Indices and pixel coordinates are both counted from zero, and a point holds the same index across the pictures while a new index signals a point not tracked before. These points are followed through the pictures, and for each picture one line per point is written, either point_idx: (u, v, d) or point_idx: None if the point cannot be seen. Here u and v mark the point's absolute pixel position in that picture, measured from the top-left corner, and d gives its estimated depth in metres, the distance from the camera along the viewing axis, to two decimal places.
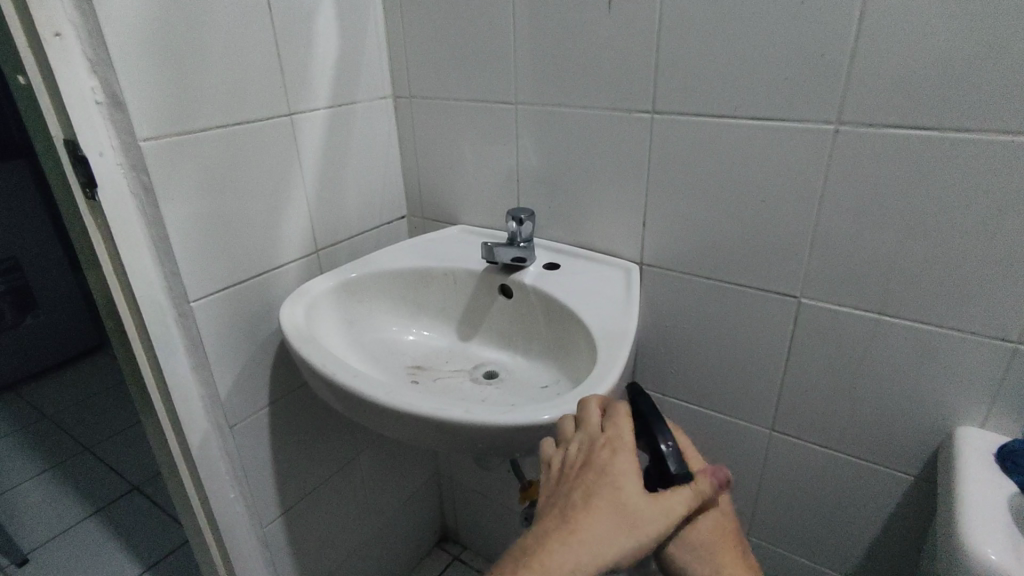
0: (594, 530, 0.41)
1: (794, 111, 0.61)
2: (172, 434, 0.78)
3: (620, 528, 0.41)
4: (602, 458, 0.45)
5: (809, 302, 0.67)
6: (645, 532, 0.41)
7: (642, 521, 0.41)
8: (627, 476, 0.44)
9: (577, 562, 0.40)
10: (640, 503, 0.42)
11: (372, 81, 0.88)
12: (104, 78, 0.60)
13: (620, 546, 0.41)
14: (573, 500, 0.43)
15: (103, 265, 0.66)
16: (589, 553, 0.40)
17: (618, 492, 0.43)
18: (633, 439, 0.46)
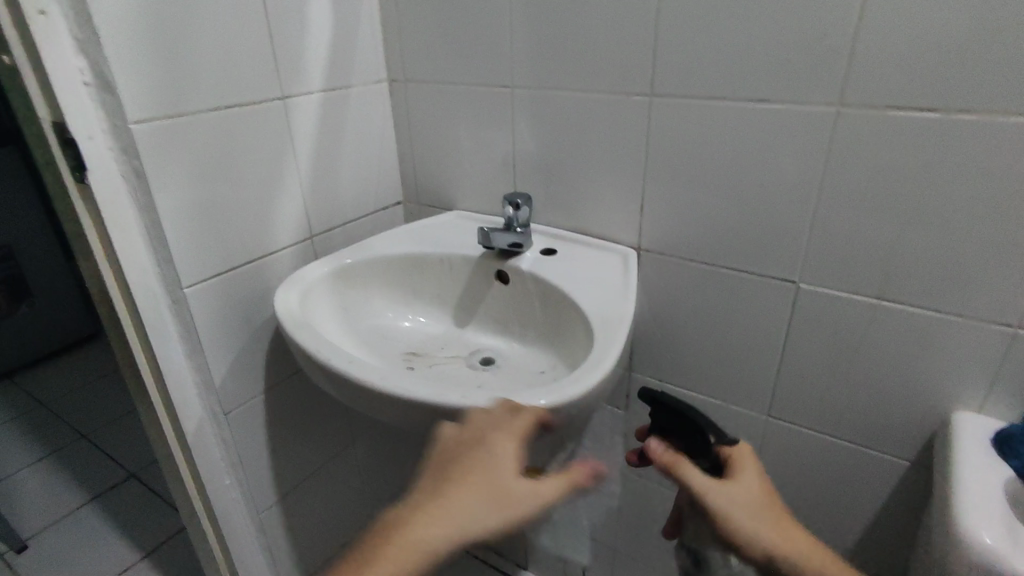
0: (467, 508, 0.47)
1: (795, 93, 0.60)
2: (167, 421, 0.77)
3: (486, 516, 0.47)
4: (492, 443, 0.50)
5: (808, 287, 0.67)
6: (512, 517, 0.47)
7: (513, 507, 0.47)
8: (510, 466, 0.49)
9: (444, 534, 0.46)
10: (515, 491, 0.48)
11: (367, 64, 0.87)
12: (92, 58, 0.59)
13: (487, 526, 0.46)
14: (455, 475, 0.49)
15: (95, 250, 0.65)
16: (457, 529, 0.46)
17: (499, 478, 0.48)
18: (527, 432, 0.51)
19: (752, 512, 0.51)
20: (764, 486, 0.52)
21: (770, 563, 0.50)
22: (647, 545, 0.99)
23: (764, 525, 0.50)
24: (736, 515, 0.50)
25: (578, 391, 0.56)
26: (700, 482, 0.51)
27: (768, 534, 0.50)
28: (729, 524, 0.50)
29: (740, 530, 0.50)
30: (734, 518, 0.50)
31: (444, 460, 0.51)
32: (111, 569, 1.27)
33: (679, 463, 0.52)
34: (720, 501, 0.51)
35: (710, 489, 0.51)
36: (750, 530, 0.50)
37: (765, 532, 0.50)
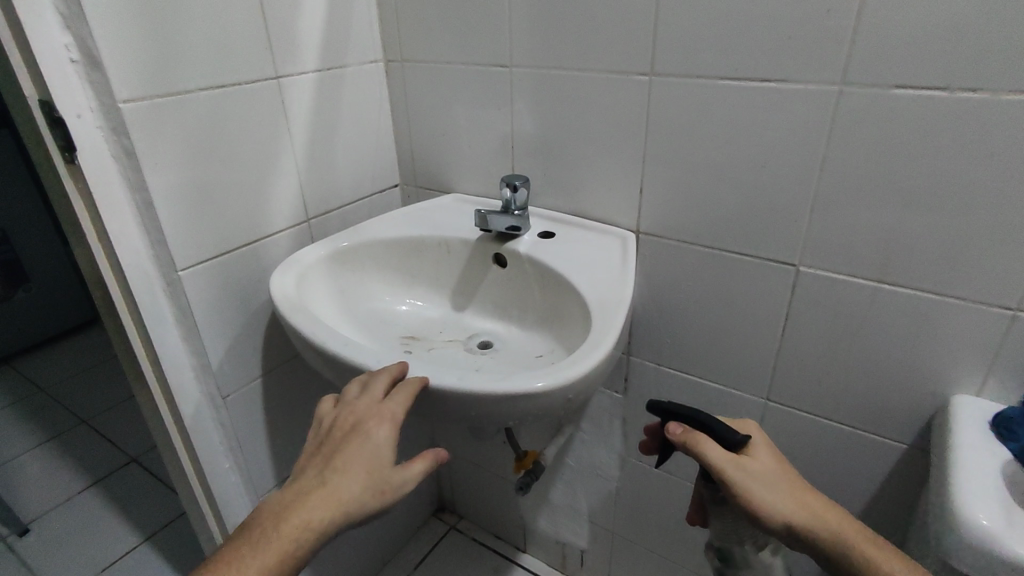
0: (346, 491, 0.50)
1: (798, 72, 0.59)
2: (164, 405, 0.77)
3: (367, 495, 0.51)
4: (368, 427, 0.53)
5: (808, 270, 0.66)
6: (389, 497, 0.52)
7: (388, 486, 0.52)
8: (386, 449, 0.53)
9: (323, 517, 0.49)
10: (388, 471, 0.52)
11: (363, 44, 0.86)
12: (79, 34, 0.57)
13: (363, 506, 0.50)
14: (333, 461, 0.52)
15: (87, 232, 0.64)
16: (335, 512, 0.50)
17: (374, 461, 0.52)
18: (404, 414, 0.54)
19: (773, 482, 0.54)
20: (777, 462, 0.56)
21: (792, 533, 0.52)
22: (645, 528, 0.99)
23: (784, 494, 0.53)
24: (758, 484, 0.53)
25: (576, 373, 0.56)
26: (722, 456, 0.54)
27: (789, 502, 0.52)
28: (753, 493, 0.52)
29: (763, 498, 0.52)
30: (755, 488, 0.53)
31: (323, 448, 0.54)
32: (112, 552, 1.28)
33: (700, 440, 0.55)
34: (742, 472, 0.53)
35: (731, 461, 0.54)
36: (771, 497, 0.52)
37: (785, 499, 0.52)
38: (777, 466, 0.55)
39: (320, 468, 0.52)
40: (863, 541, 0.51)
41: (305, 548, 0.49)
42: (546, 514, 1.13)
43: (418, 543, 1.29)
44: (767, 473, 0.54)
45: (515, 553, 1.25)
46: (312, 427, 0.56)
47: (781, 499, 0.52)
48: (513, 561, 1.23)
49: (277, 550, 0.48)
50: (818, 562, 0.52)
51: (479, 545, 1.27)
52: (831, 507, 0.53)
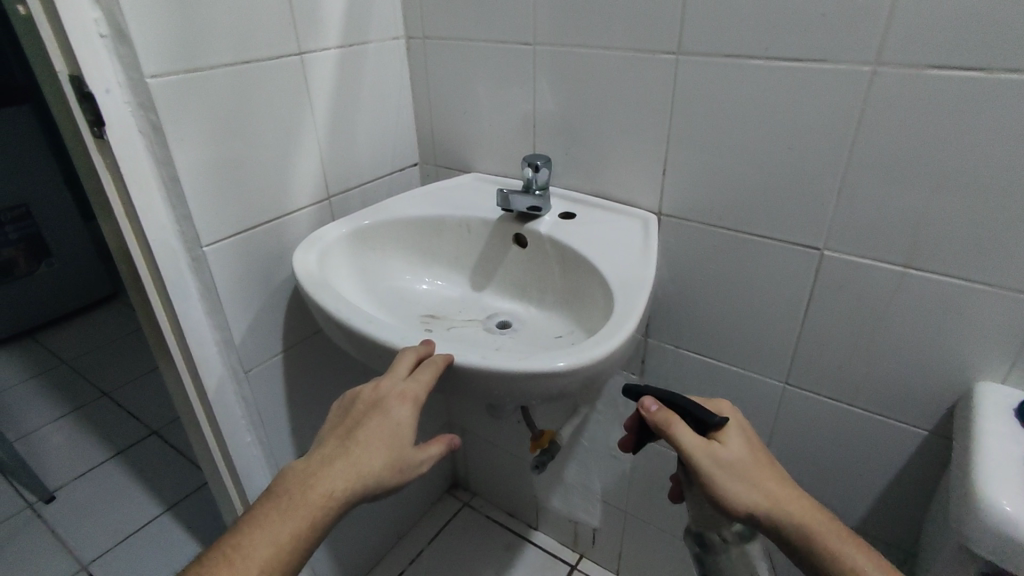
0: (368, 464, 0.51)
1: (831, 51, 0.57)
2: (189, 377, 0.79)
3: (387, 470, 0.52)
4: (389, 404, 0.54)
5: (832, 254, 0.65)
6: (407, 474, 0.53)
7: (407, 463, 0.53)
8: (406, 427, 0.54)
9: (343, 488, 0.50)
10: (407, 449, 0.53)
11: (384, 20, 0.85)
12: (107, 8, 0.57)
13: (382, 481, 0.51)
14: (353, 436, 0.53)
15: (115, 207, 0.65)
16: (354, 484, 0.50)
17: (393, 438, 0.53)
18: (426, 394, 0.55)
19: (742, 469, 0.54)
20: (752, 448, 0.55)
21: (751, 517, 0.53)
22: (659, 509, 1.00)
23: (751, 482, 0.53)
24: (724, 471, 0.53)
25: (598, 354, 0.56)
26: (692, 441, 0.54)
27: (755, 491, 0.53)
28: (718, 480, 0.53)
29: (727, 486, 0.53)
30: (722, 476, 0.53)
31: (345, 421, 0.55)
32: (135, 521, 1.32)
33: (671, 423, 0.55)
34: (710, 460, 0.54)
35: (701, 447, 0.54)
36: (736, 485, 0.53)
37: (751, 488, 0.53)
38: (753, 452, 0.55)
39: (340, 442, 0.53)
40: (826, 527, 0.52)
41: (326, 518, 0.50)
42: (559, 493, 1.15)
43: (432, 519, 1.31)
44: (739, 461, 0.54)
45: (527, 531, 1.27)
46: (336, 399, 0.57)
47: (747, 488, 0.53)
48: (525, 539, 1.25)
49: (299, 518, 0.50)
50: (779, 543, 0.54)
51: (493, 522, 1.29)
52: (798, 496, 0.53)
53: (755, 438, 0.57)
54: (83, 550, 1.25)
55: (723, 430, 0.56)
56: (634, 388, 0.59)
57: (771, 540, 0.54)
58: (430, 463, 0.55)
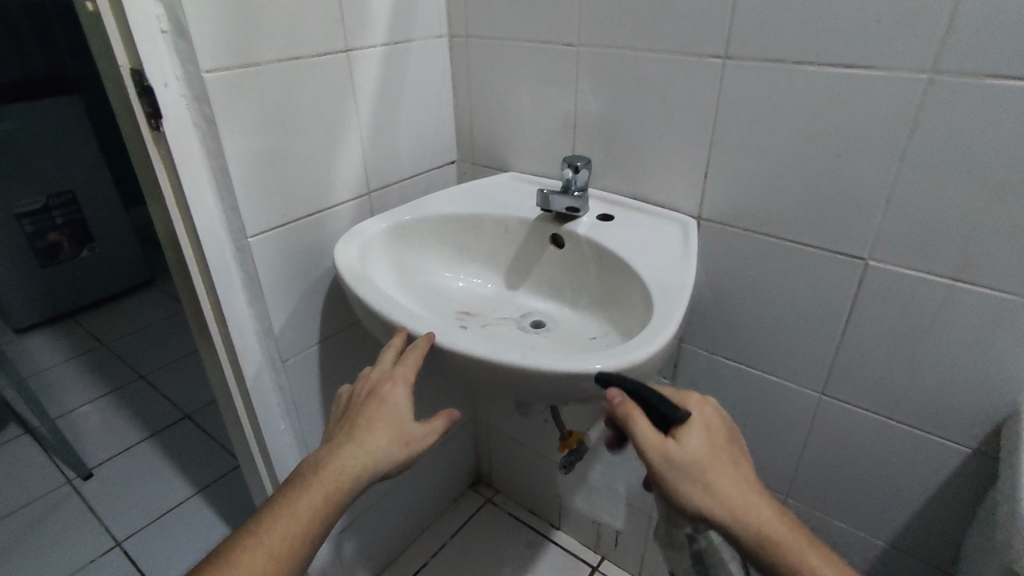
0: (375, 442, 0.55)
1: (885, 58, 0.56)
2: (228, 364, 0.81)
3: (396, 444, 0.55)
4: (385, 389, 0.57)
5: (878, 265, 0.64)
6: (412, 447, 0.56)
7: (412, 437, 0.56)
8: (403, 406, 0.57)
9: (354, 469, 0.53)
10: (410, 424, 0.57)
11: (430, 18, 0.86)
12: (169, 5, 0.59)
13: (391, 456, 0.55)
14: (354, 423, 0.56)
15: (166, 197, 0.67)
16: (365, 464, 0.54)
17: (393, 419, 0.56)
18: (415, 374, 0.59)
19: (700, 470, 0.51)
20: (717, 447, 0.53)
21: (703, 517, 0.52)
22: None
23: (707, 486, 0.51)
24: (680, 472, 0.51)
25: (636, 357, 0.56)
26: (651, 437, 0.52)
27: (710, 494, 0.51)
28: (671, 480, 0.51)
29: (681, 486, 0.51)
30: (677, 477, 0.51)
31: (348, 412, 0.58)
32: (168, 502, 1.36)
33: (632, 417, 0.52)
34: (665, 459, 0.51)
35: (657, 445, 0.51)
36: (690, 486, 0.51)
37: (706, 491, 0.51)
38: (717, 452, 0.52)
39: (345, 430, 0.56)
40: (788, 533, 0.51)
41: (340, 497, 0.53)
42: (582, 493, 1.15)
43: (455, 514, 1.32)
44: (699, 462, 0.51)
45: (549, 530, 1.27)
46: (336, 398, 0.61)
47: (702, 490, 0.51)
48: (547, 538, 1.25)
49: (314, 500, 0.52)
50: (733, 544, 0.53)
51: (515, 520, 1.30)
52: (756, 503, 0.51)
53: (723, 434, 0.54)
54: (118, 527, 1.30)
55: (685, 427, 0.53)
56: (604, 374, 0.54)
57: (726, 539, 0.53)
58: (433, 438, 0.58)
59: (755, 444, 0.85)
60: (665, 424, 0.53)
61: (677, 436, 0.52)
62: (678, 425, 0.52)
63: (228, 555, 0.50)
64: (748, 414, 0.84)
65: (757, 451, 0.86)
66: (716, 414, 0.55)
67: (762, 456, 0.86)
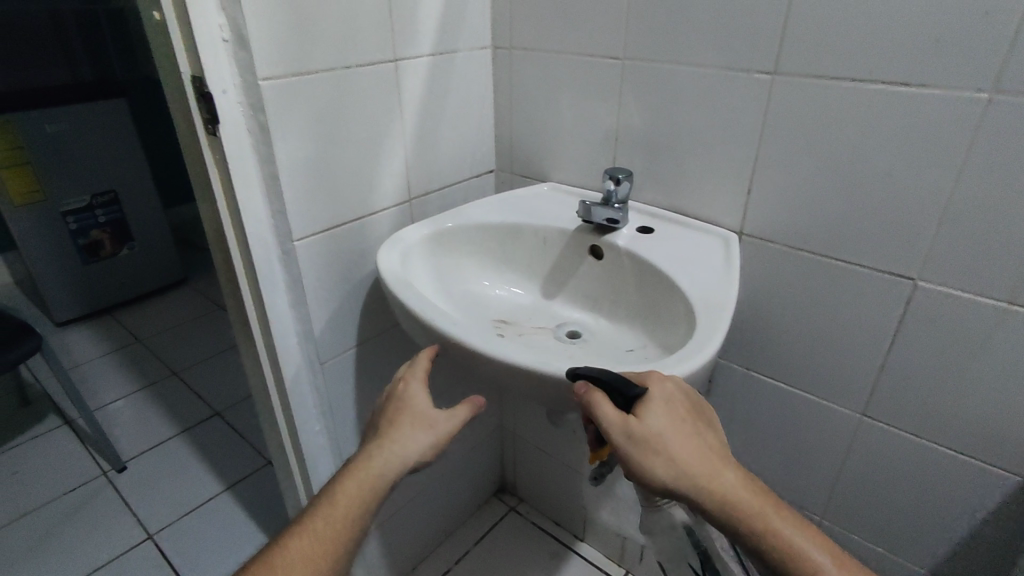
0: (399, 434, 0.56)
1: (943, 78, 0.56)
2: (269, 365, 0.82)
3: (420, 433, 0.57)
4: (398, 389, 0.60)
5: (927, 285, 0.63)
6: (435, 431, 0.57)
7: (435, 424, 0.57)
8: (420, 397, 0.59)
9: (383, 460, 0.55)
10: (433, 413, 0.58)
11: (475, 30, 0.87)
12: (232, 15, 0.61)
13: (418, 444, 0.56)
14: (379, 426, 0.58)
15: (219, 200, 0.69)
16: (395, 457, 0.55)
17: (413, 413, 0.58)
18: (428, 372, 0.61)
19: (662, 444, 0.50)
20: (679, 421, 0.51)
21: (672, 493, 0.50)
22: None
23: (671, 458, 0.50)
24: (642, 447, 0.50)
25: (681, 371, 0.55)
26: (612, 416, 0.51)
27: (674, 467, 0.50)
28: (635, 456, 0.50)
29: (647, 463, 0.50)
30: (640, 453, 0.50)
31: (374, 417, 0.60)
32: (198, 497, 1.38)
33: (593, 399, 0.52)
34: (627, 435, 0.50)
35: (618, 422, 0.51)
36: (656, 464, 0.50)
37: (673, 466, 0.49)
38: (680, 425, 0.51)
39: (372, 433, 0.58)
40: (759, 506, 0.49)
41: (376, 486, 0.54)
42: (609, 505, 1.14)
43: (478, 521, 1.32)
44: (663, 436, 0.50)
45: (573, 541, 1.26)
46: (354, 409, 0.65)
47: (668, 465, 0.50)
48: (571, 549, 1.25)
49: (349, 493, 0.53)
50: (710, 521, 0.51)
51: (538, 530, 1.30)
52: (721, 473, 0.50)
53: (686, 408, 0.52)
54: (149, 521, 1.32)
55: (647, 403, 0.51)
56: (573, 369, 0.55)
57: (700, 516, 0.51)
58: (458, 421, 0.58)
59: (791, 463, 0.84)
60: (627, 402, 0.52)
61: (639, 412, 0.51)
62: (640, 401, 0.51)
63: (272, 550, 0.51)
64: (785, 433, 0.83)
65: (792, 471, 0.85)
66: (679, 388, 0.53)
67: (797, 476, 0.84)
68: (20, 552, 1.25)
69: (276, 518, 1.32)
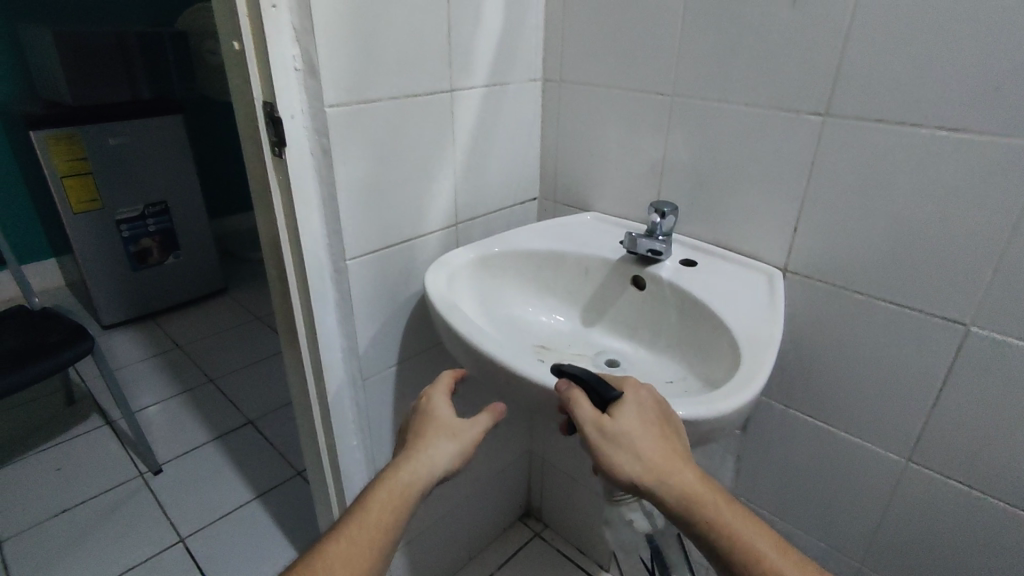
0: (425, 443, 0.58)
1: (1002, 127, 0.56)
2: (313, 378, 0.84)
3: (446, 440, 0.58)
4: (420, 401, 0.63)
5: (980, 332, 0.62)
6: (458, 437, 0.59)
7: (459, 431, 0.59)
8: (442, 406, 0.61)
9: (411, 468, 0.56)
10: (457, 423, 0.60)
11: (528, 63, 0.90)
12: (305, 47, 0.65)
13: (444, 452, 0.58)
14: (406, 438, 0.60)
15: (279, 219, 0.72)
16: (423, 463, 0.57)
17: (436, 420, 0.60)
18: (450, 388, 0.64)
19: (630, 442, 0.51)
20: (650, 423, 0.53)
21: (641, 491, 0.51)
22: None
23: (638, 455, 0.51)
24: (612, 444, 0.52)
25: (727, 406, 0.55)
26: (587, 414, 0.54)
27: (640, 463, 0.51)
28: (605, 452, 0.52)
29: (614, 458, 0.51)
30: (610, 448, 0.52)
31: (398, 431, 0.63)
32: (229, 504, 1.40)
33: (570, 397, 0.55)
34: (600, 432, 0.53)
35: (592, 419, 0.53)
36: (622, 457, 0.51)
37: (637, 460, 0.51)
38: (651, 428, 0.52)
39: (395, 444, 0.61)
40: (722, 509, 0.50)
41: (406, 492, 0.55)
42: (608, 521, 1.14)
43: (503, 545, 1.32)
44: (632, 434, 0.52)
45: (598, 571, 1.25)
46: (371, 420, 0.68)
47: (634, 460, 0.51)
48: None
49: (381, 500, 0.54)
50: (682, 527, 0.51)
51: (563, 558, 1.28)
52: (687, 473, 0.50)
53: (658, 413, 0.53)
54: (182, 524, 1.35)
55: (620, 405, 0.54)
56: (558, 365, 0.60)
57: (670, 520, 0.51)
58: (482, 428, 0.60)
59: (830, 506, 0.82)
60: (603, 402, 0.55)
61: (611, 411, 0.53)
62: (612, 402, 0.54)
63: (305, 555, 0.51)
64: (824, 474, 0.81)
65: (831, 514, 0.83)
66: (652, 396, 0.55)
67: (836, 520, 0.83)
68: (59, 547, 1.29)
69: (304, 530, 1.34)
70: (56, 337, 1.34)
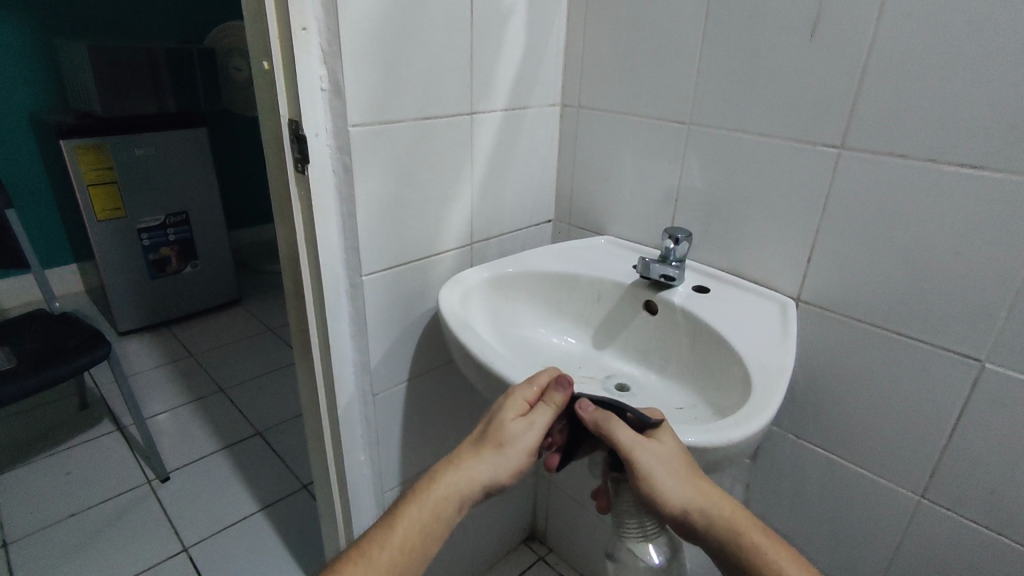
0: (471, 456, 0.55)
1: (1016, 165, 0.56)
2: (324, 392, 0.85)
3: (492, 454, 0.55)
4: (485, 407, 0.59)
5: (995, 369, 0.62)
6: (508, 444, 0.55)
7: (507, 444, 0.55)
8: (504, 404, 0.57)
9: (450, 485, 0.54)
10: (508, 433, 0.55)
11: (547, 88, 0.92)
12: (332, 68, 0.67)
13: (487, 467, 0.54)
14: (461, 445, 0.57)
15: (299, 233, 0.73)
16: (464, 471, 0.54)
17: (491, 428, 0.56)
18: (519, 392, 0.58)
19: (677, 465, 0.52)
20: (690, 450, 0.54)
21: (687, 516, 0.52)
22: None
23: (687, 478, 0.52)
24: (661, 466, 0.52)
25: (737, 435, 0.55)
26: (634, 438, 0.53)
27: (689, 487, 0.52)
28: (657, 475, 0.52)
29: (666, 481, 0.51)
30: (661, 472, 0.52)
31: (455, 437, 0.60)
32: (232, 515, 1.40)
33: (612, 421, 0.54)
34: (649, 455, 0.52)
35: (639, 443, 0.53)
36: (673, 482, 0.52)
37: (684, 485, 0.52)
38: (691, 455, 0.54)
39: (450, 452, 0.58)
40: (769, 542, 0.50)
41: (439, 510, 0.53)
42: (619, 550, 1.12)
43: (505, 568, 1.30)
44: (679, 458, 0.53)
45: None
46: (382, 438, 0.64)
47: (682, 484, 0.52)
48: None
49: (411, 517, 0.53)
50: (724, 558, 0.51)
51: None
52: (732, 501, 0.52)
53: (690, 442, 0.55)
54: (186, 533, 1.35)
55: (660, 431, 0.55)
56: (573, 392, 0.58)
57: (712, 550, 0.51)
58: (539, 431, 0.56)
59: (841, 541, 0.81)
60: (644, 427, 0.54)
61: (655, 436, 0.54)
62: (653, 427, 0.54)
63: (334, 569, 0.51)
64: (835, 508, 0.80)
65: (842, 550, 0.81)
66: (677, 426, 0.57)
67: (848, 556, 0.81)
68: (63, 551, 1.29)
69: (307, 544, 1.33)
70: (75, 341, 1.37)
